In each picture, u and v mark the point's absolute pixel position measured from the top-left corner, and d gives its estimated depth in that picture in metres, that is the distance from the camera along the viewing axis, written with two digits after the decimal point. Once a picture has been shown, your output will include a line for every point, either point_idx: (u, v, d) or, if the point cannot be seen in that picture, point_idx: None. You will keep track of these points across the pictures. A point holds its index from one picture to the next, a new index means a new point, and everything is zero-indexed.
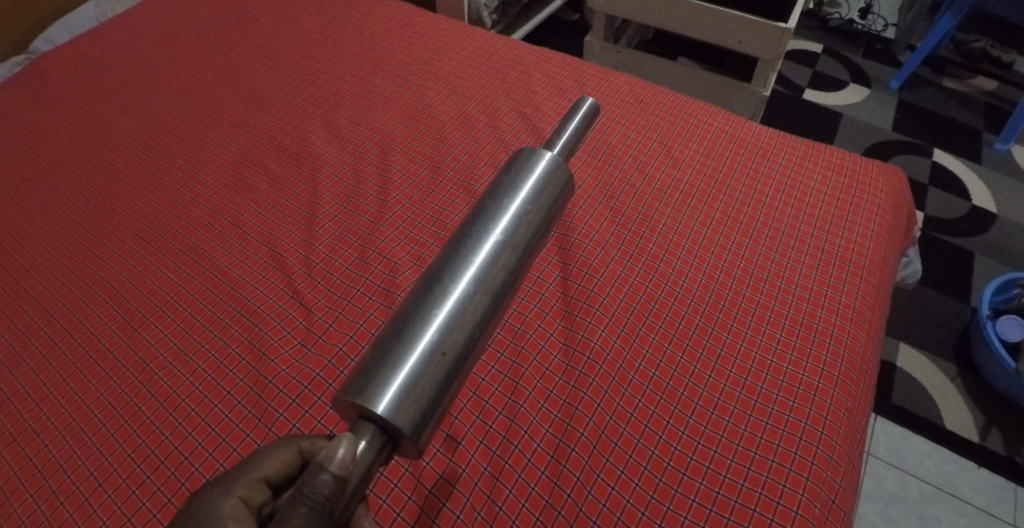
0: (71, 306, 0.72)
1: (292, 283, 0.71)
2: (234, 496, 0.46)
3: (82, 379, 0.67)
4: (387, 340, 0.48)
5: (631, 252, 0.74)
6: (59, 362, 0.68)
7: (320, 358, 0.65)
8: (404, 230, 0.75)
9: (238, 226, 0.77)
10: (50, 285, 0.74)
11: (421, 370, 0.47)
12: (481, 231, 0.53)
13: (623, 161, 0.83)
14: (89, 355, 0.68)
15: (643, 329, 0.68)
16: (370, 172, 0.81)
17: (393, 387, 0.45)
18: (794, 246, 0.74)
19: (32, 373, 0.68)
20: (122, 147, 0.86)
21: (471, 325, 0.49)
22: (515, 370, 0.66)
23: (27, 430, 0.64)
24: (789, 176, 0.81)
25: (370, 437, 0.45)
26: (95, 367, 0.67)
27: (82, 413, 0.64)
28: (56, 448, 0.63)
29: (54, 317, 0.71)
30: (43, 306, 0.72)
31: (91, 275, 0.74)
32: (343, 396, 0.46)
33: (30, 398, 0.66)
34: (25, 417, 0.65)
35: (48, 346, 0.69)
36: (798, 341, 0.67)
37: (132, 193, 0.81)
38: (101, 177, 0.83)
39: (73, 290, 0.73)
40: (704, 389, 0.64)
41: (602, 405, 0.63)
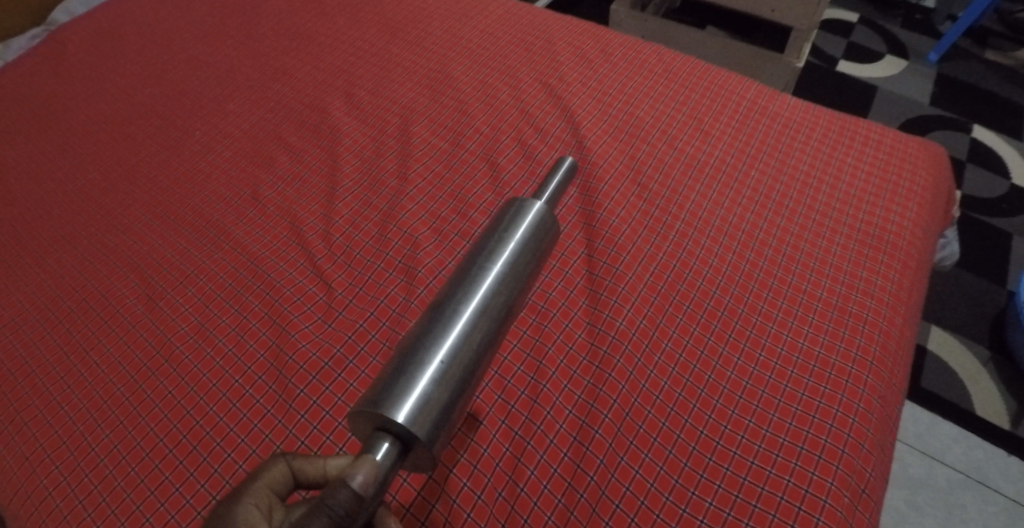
0: (92, 278, 0.71)
1: (312, 258, 0.70)
2: (251, 507, 0.45)
3: (105, 352, 0.66)
4: (398, 361, 0.46)
5: (659, 229, 0.72)
6: (82, 334, 0.68)
7: (340, 333, 0.64)
8: (425, 204, 0.73)
9: (258, 200, 0.76)
10: (72, 256, 0.74)
11: (436, 385, 0.44)
12: (486, 257, 0.52)
13: (651, 134, 0.80)
14: (111, 328, 0.68)
15: (670, 309, 0.66)
16: (390, 145, 0.79)
17: (410, 399, 0.43)
18: (829, 226, 0.72)
19: (55, 345, 0.68)
20: (142, 118, 0.85)
21: (477, 348, 0.47)
22: (538, 349, 0.64)
23: (51, 402, 0.64)
24: (824, 152, 0.78)
25: (389, 452, 0.42)
26: (117, 340, 0.67)
27: (105, 386, 0.64)
28: (80, 420, 0.63)
29: (77, 289, 0.71)
30: (65, 278, 0.72)
31: (113, 248, 0.73)
32: (358, 411, 0.44)
33: (55, 370, 0.66)
34: (50, 390, 0.65)
35: (71, 319, 0.69)
36: (831, 325, 0.64)
37: (152, 165, 0.80)
38: (122, 148, 0.82)
39: (95, 262, 0.73)
40: (732, 372, 0.62)
41: (628, 387, 0.62)
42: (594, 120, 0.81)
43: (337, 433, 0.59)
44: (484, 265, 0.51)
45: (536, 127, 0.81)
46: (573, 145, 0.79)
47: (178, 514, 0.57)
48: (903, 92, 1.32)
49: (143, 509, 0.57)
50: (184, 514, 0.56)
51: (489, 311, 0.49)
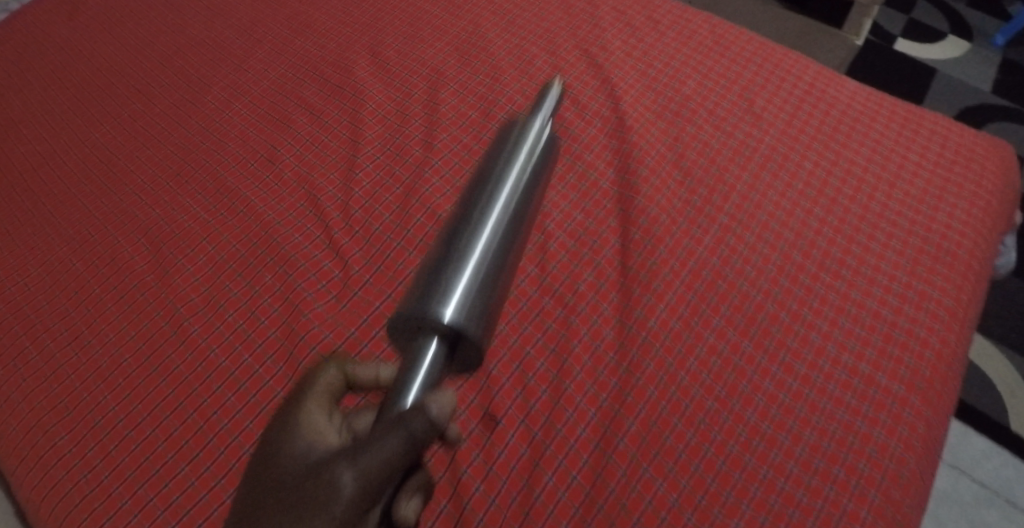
0: (102, 240, 0.69)
1: (329, 230, 0.66)
2: (315, 414, 0.48)
3: (113, 319, 0.64)
4: (433, 265, 0.44)
5: (700, 221, 0.67)
6: (91, 299, 0.65)
7: (355, 316, 0.62)
8: (451, 178, 0.69)
9: (275, 163, 0.73)
10: (83, 216, 0.71)
11: (474, 288, 0.42)
12: (505, 158, 0.50)
13: (698, 115, 0.74)
14: (120, 295, 0.65)
15: (707, 311, 0.62)
16: (417, 111, 0.75)
17: (455, 296, 0.42)
18: (884, 230, 0.66)
19: (62, 309, 0.65)
20: (159, 70, 0.81)
21: (497, 254, 0.45)
22: (563, 345, 0.60)
23: (56, 369, 0.62)
24: (884, 147, 0.72)
25: (436, 352, 0.41)
26: (126, 308, 0.64)
27: (111, 355, 0.62)
28: (84, 390, 0.60)
29: (87, 251, 0.68)
30: (74, 238, 0.69)
31: (125, 209, 0.71)
32: (399, 316, 0.43)
33: (61, 335, 0.64)
34: (55, 356, 0.63)
35: (80, 282, 0.67)
36: (879, 341, 0.60)
37: (168, 122, 0.77)
38: (138, 101, 0.79)
39: (106, 223, 0.70)
40: (770, 385, 0.58)
41: (657, 394, 0.58)
42: (636, 95, 0.75)
43: None
44: (497, 181, 0.48)
45: (573, 100, 0.75)
46: (612, 121, 0.73)
47: (180, 498, 0.55)
48: (962, 77, 1.23)
49: (145, 490, 0.55)
50: (187, 497, 0.55)
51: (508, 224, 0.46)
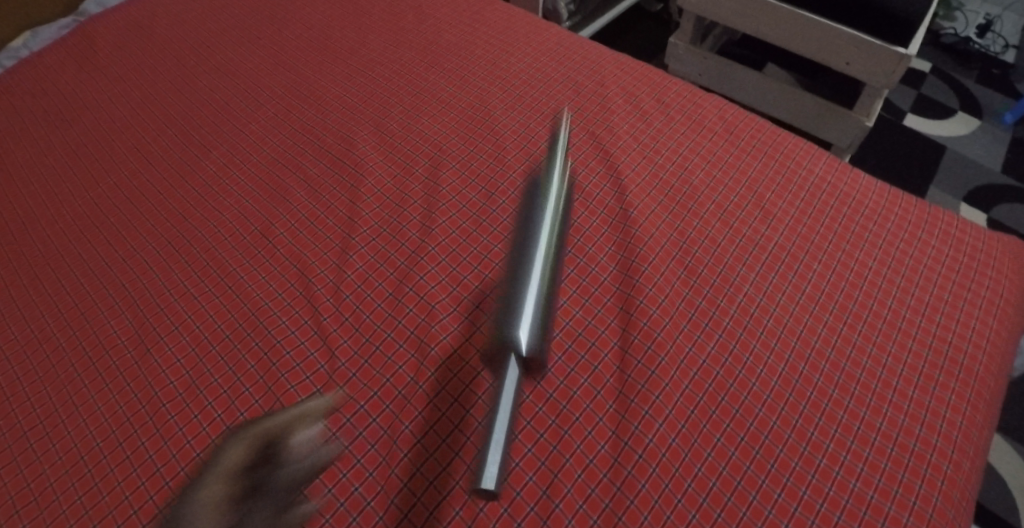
0: (86, 314, 0.70)
1: (317, 317, 0.66)
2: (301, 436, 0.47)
3: (93, 406, 0.64)
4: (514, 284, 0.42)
5: (704, 325, 0.64)
6: (74, 385, 0.66)
7: (338, 414, 0.60)
8: (448, 265, 0.68)
9: (268, 238, 0.73)
10: (68, 289, 0.73)
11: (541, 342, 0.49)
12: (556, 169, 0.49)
13: (705, 207, 0.72)
14: (104, 380, 0.65)
15: (707, 426, 0.59)
16: (417, 190, 0.74)
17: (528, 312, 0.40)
18: (895, 341, 0.64)
19: (40, 386, 0.66)
20: (165, 142, 0.83)
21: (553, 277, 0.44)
22: (554, 458, 0.58)
23: (29, 452, 0.62)
24: (894, 251, 0.71)
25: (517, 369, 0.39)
26: (109, 395, 0.64)
27: (86, 439, 0.62)
28: (55, 473, 0.60)
29: (76, 334, 0.69)
30: (58, 312, 0.71)
31: (117, 288, 0.72)
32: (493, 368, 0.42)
33: (42, 422, 0.64)
34: (33, 444, 0.63)
35: (65, 366, 0.67)
36: (888, 465, 0.57)
37: (167, 197, 0.78)
38: (138, 177, 0.80)
39: (98, 303, 0.71)
40: (770, 511, 0.55)
41: (650, 517, 0.55)
42: (642, 183, 0.74)
43: None
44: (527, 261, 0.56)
45: (576, 185, 0.74)
46: (616, 212, 0.72)
47: None
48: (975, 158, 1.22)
49: None
50: None
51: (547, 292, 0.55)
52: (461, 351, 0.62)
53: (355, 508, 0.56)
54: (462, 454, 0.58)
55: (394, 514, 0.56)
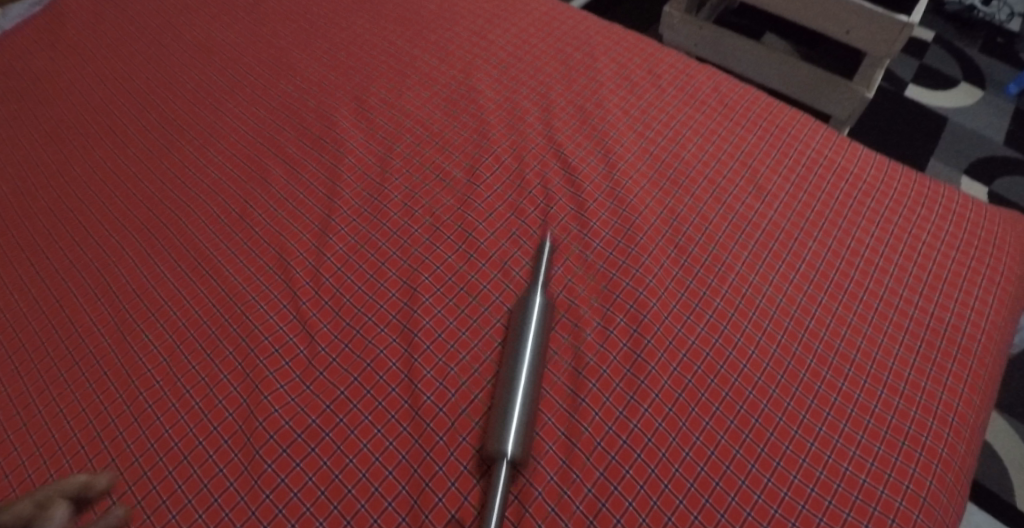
0: (63, 301, 0.68)
1: (296, 301, 0.64)
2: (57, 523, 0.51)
3: (69, 396, 0.62)
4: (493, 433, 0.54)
5: (695, 305, 0.62)
6: (50, 375, 0.64)
7: (318, 401, 0.58)
8: (431, 246, 0.66)
9: (246, 220, 0.71)
10: (46, 275, 0.71)
11: (524, 421, 0.54)
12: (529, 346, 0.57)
13: (697, 183, 0.70)
14: (80, 370, 0.63)
15: (695, 409, 0.57)
16: (398, 167, 0.72)
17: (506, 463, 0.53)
18: (891, 322, 0.62)
19: (17, 375, 0.65)
20: (144, 126, 0.81)
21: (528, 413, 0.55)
22: (538, 444, 0.56)
23: (4, 443, 0.61)
24: (892, 228, 0.68)
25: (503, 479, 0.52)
26: (84, 385, 0.62)
27: (62, 430, 0.60)
28: (31, 466, 0.59)
29: (51, 322, 0.67)
30: (36, 299, 0.69)
31: (93, 274, 0.70)
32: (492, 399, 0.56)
33: (17, 413, 0.62)
34: (8, 435, 0.61)
35: (40, 355, 0.65)
36: (882, 448, 0.56)
37: (145, 181, 0.76)
38: (116, 162, 0.78)
39: (74, 290, 0.69)
40: (760, 496, 0.53)
41: (636, 503, 0.53)
42: (632, 159, 0.71)
43: (302, 520, 0.53)
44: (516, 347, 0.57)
45: (564, 161, 0.71)
46: (605, 188, 0.69)
47: None
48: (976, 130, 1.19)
49: None
50: None
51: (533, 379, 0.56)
52: (445, 335, 0.60)
53: (335, 497, 0.54)
54: (444, 441, 0.55)
55: (376, 501, 0.53)
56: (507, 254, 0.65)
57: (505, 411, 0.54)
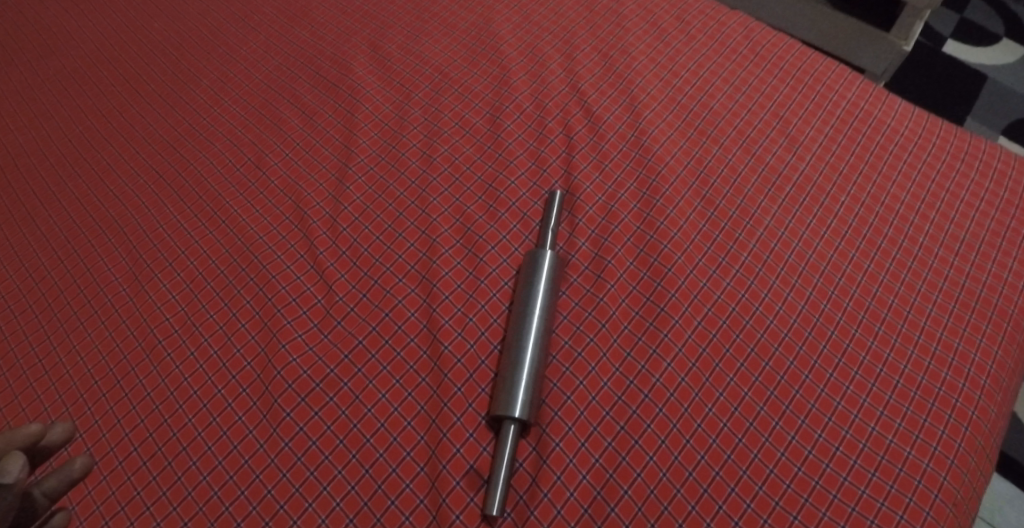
0: (81, 250, 0.68)
1: (313, 250, 0.63)
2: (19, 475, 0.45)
3: (89, 345, 0.62)
4: (497, 401, 0.52)
5: (721, 260, 0.60)
6: (70, 324, 0.64)
7: (336, 350, 0.57)
8: (450, 196, 0.64)
9: (262, 169, 0.69)
10: (65, 225, 0.70)
11: (533, 387, 0.52)
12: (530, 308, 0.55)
13: (725, 134, 0.67)
14: (99, 319, 0.63)
15: (719, 365, 0.56)
16: (417, 116, 0.70)
17: (511, 431, 0.51)
18: (924, 281, 0.60)
19: (38, 323, 0.65)
20: (158, 74, 0.79)
21: (535, 379, 0.53)
22: (556, 397, 0.55)
23: (28, 389, 0.61)
24: (929, 184, 0.66)
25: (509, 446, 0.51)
26: (105, 334, 0.62)
27: (83, 378, 0.60)
28: (56, 412, 0.59)
29: (70, 272, 0.67)
30: (54, 248, 0.69)
31: (110, 224, 0.69)
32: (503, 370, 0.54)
33: (39, 361, 0.62)
34: (32, 383, 0.61)
35: (60, 305, 0.65)
36: (910, 409, 0.54)
37: (160, 131, 0.75)
38: (131, 112, 0.77)
39: (92, 240, 0.68)
40: (783, 453, 0.52)
41: (656, 458, 0.52)
42: (658, 108, 0.68)
43: (321, 469, 0.53)
44: (524, 308, 0.55)
45: (587, 110, 0.69)
46: (630, 139, 0.67)
47: None
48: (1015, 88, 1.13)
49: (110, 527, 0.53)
50: None
51: (541, 342, 0.54)
52: (464, 285, 0.59)
53: (354, 446, 0.53)
54: (463, 391, 0.54)
55: (395, 452, 0.53)
56: (527, 204, 0.63)
57: (513, 379, 0.53)
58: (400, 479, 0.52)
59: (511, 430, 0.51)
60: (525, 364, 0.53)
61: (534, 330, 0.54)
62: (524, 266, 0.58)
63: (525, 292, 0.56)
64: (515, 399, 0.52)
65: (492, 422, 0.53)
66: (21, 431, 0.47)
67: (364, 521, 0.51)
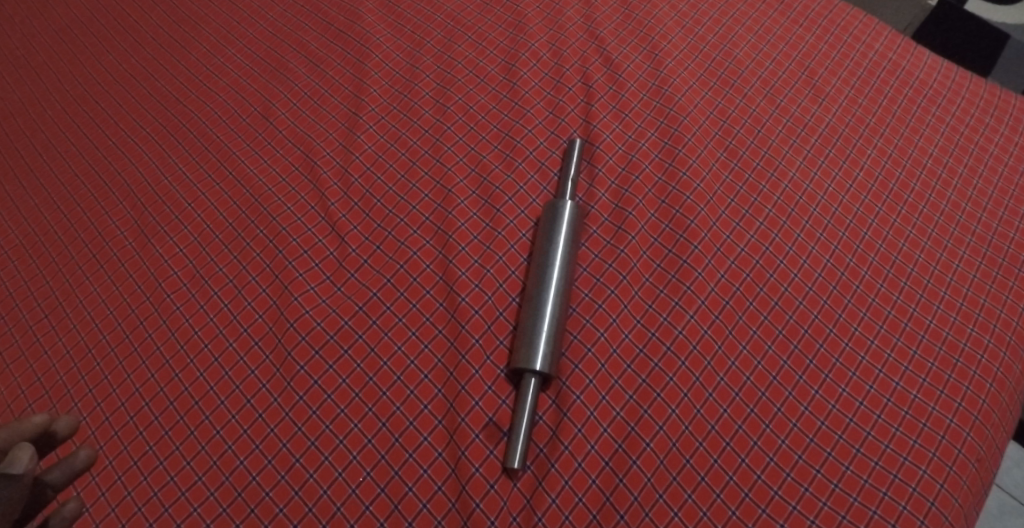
0: (83, 204, 0.66)
1: (324, 202, 0.61)
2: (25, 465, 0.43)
3: (97, 300, 0.61)
4: (517, 354, 0.51)
5: (744, 212, 0.59)
6: (76, 279, 0.62)
7: (350, 302, 0.56)
8: (465, 145, 0.62)
9: (269, 119, 0.67)
10: (65, 179, 0.68)
11: (553, 340, 0.51)
12: (550, 260, 0.54)
13: (749, 85, 0.65)
14: (105, 274, 0.62)
15: (743, 318, 0.54)
16: (430, 64, 0.68)
17: (531, 384, 0.50)
18: (951, 236, 0.59)
19: (43, 279, 0.63)
20: (159, 23, 0.77)
21: (555, 332, 0.51)
22: (577, 349, 0.54)
23: (35, 346, 0.60)
24: (957, 138, 0.64)
25: (529, 401, 0.50)
26: (112, 289, 0.61)
27: (91, 333, 0.59)
28: (64, 369, 0.58)
29: (73, 226, 0.65)
30: (56, 203, 0.67)
31: (113, 178, 0.67)
32: (522, 323, 0.52)
33: (45, 317, 0.61)
34: (38, 339, 0.60)
35: (65, 260, 0.64)
36: (935, 364, 0.53)
37: (162, 82, 0.72)
38: (130, 62, 0.74)
39: (95, 194, 0.66)
40: (807, 407, 0.51)
41: (678, 412, 0.51)
42: (680, 57, 0.66)
43: (337, 422, 0.52)
44: (544, 260, 0.54)
45: (606, 58, 0.66)
46: (651, 87, 0.64)
47: (160, 492, 0.51)
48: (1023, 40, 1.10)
49: (124, 482, 0.52)
50: (167, 493, 0.51)
51: (562, 295, 0.53)
52: (481, 237, 0.57)
53: (370, 399, 0.52)
54: (480, 343, 0.53)
55: (412, 405, 0.52)
56: (545, 154, 0.61)
57: (532, 332, 0.51)
58: (417, 432, 0.51)
59: (532, 384, 0.50)
60: (546, 316, 0.52)
61: (554, 282, 0.53)
62: (544, 218, 0.56)
63: (545, 244, 0.55)
64: (536, 352, 0.50)
65: (510, 376, 0.52)
66: (29, 420, 0.46)
67: (382, 474, 0.50)
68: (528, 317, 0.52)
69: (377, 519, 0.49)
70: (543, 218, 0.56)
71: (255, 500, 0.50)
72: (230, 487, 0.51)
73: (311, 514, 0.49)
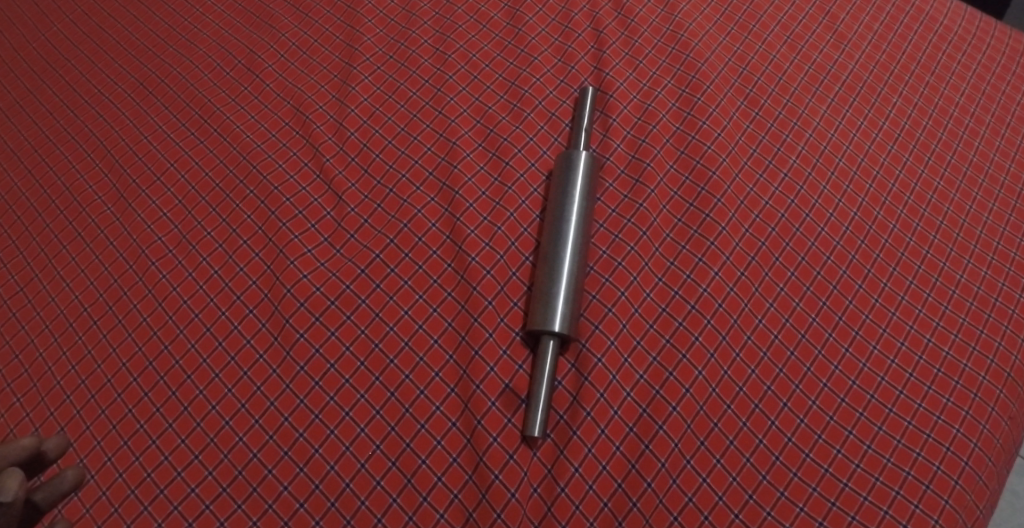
0: (56, 168, 0.61)
1: (319, 158, 0.57)
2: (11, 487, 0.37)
3: (75, 271, 0.56)
4: (535, 317, 0.48)
5: (768, 163, 0.55)
6: (51, 250, 0.58)
7: (351, 265, 0.52)
8: (469, 96, 0.59)
9: (256, 73, 0.63)
10: (34, 141, 0.63)
11: (571, 302, 0.48)
12: (564, 217, 0.50)
13: (768, 30, 0.62)
14: (84, 243, 0.57)
15: (769, 274, 0.51)
16: (428, 10, 0.65)
17: (550, 347, 0.47)
18: (979, 187, 0.56)
19: (16, 249, 0.59)
20: None
21: (572, 293, 0.48)
22: (595, 309, 0.50)
23: (10, 321, 0.55)
24: (984, 86, 0.60)
25: (546, 370, 0.46)
26: (91, 258, 0.56)
27: (71, 306, 0.55)
28: (43, 345, 0.54)
29: (46, 191, 0.61)
30: (26, 167, 0.62)
31: (88, 138, 0.62)
32: (537, 285, 0.49)
33: (20, 291, 0.57)
34: (14, 314, 0.56)
35: (38, 229, 0.59)
36: (966, 319, 0.50)
37: (136, 36, 0.68)
38: (100, 16, 0.70)
39: (68, 157, 0.62)
40: (837, 366, 0.48)
41: (705, 374, 0.48)
42: (695, 2, 0.64)
43: (342, 393, 0.48)
44: (560, 218, 0.50)
45: (617, 3, 0.63)
46: (665, 33, 0.61)
47: (154, 473, 0.47)
48: None
49: (114, 464, 0.48)
50: (161, 474, 0.47)
51: (578, 253, 0.49)
52: (489, 193, 0.54)
53: (377, 368, 0.49)
54: (494, 305, 0.50)
55: (423, 373, 0.48)
56: (556, 104, 0.58)
57: (548, 294, 0.48)
58: (429, 402, 0.48)
59: (550, 347, 0.47)
60: (562, 277, 0.48)
61: (570, 239, 0.50)
62: (558, 174, 0.52)
63: (559, 201, 0.51)
64: (553, 316, 0.47)
65: (527, 340, 0.49)
66: (17, 443, 0.40)
67: (393, 448, 0.47)
68: (543, 277, 0.49)
69: (389, 494, 0.45)
70: (558, 172, 0.53)
71: (256, 479, 0.47)
72: (229, 466, 0.47)
73: (317, 492, 0.46)
